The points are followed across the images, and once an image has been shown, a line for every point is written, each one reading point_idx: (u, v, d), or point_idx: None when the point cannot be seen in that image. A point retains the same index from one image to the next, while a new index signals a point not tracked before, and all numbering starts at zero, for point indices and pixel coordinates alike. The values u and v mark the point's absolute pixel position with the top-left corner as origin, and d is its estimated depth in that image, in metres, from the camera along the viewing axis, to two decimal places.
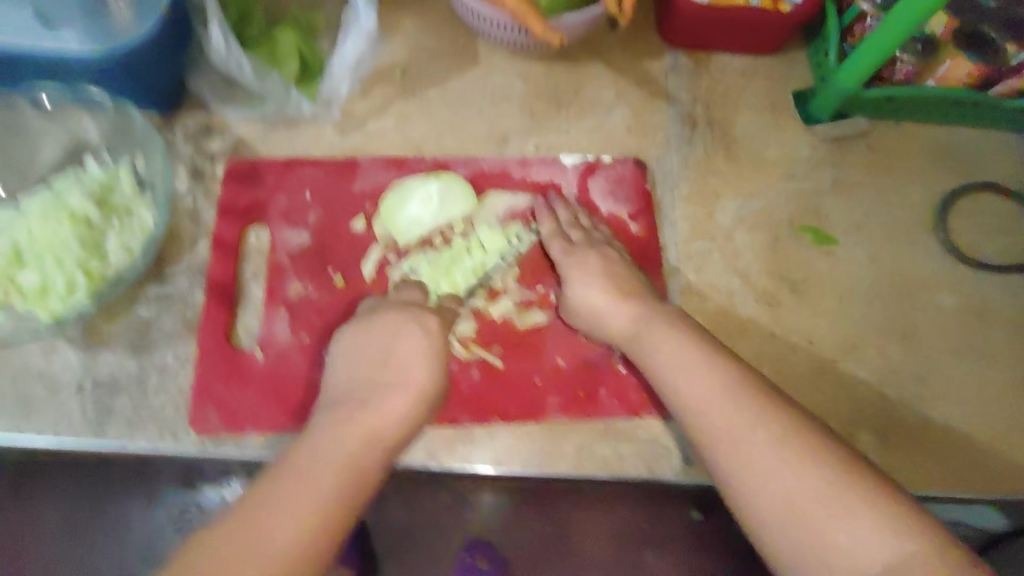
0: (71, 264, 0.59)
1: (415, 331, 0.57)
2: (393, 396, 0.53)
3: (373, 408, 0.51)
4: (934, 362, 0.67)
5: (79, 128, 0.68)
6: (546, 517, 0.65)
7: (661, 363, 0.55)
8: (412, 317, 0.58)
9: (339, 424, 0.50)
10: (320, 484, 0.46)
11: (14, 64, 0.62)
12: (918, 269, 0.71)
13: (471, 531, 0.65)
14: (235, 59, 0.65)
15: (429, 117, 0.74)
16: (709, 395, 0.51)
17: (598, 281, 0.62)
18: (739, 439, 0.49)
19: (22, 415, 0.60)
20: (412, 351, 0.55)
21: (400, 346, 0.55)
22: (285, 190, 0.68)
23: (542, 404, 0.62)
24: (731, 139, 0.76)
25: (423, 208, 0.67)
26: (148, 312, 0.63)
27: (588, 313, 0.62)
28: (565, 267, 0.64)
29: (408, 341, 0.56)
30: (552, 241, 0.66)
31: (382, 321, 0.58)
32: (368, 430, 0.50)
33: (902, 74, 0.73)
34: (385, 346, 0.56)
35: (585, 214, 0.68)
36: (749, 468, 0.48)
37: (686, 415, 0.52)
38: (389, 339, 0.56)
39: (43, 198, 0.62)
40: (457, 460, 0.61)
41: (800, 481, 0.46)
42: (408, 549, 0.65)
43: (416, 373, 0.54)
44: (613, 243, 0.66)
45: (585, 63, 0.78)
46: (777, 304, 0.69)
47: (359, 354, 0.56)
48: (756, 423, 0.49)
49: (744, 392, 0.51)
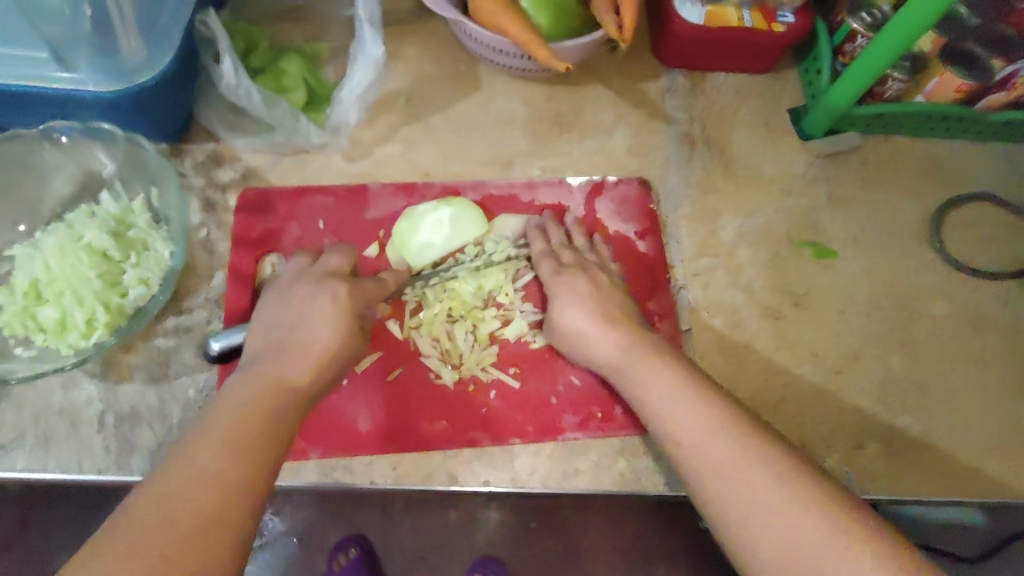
0: (89, 299, 0.60)
1: (325, 298, 0.57)
2: (297, 357, 0.53)
3: (279, 365, 0.52)
4: (933, 370, 0.69)
5: (94, 163, 0.68)
6: (551, 531, 0.70)
7: (650, 394, 0.56)
8: (322, 283, 0.58)
9: (246, 380, 0.51)
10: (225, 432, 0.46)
11: (29, 101, 0.63)
12: (915, 279, 0.73)
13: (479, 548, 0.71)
14: (244, 86, 0.66)
15: (434, 142, 0.75)
16: (696, 427, 0.52)
17: (585, 306, 0.62)
18: (730, 474, 0.49)
19: (44, 451, 0.60)
20: (318, 316, 0.55)
21: (312, 311, 0.56)
22: (297, 218, 0.69)
23: (559, 423, 0.64)
24: (729, 157, 0.78)
25: (434, 233, 0.68)
26: (168, 344, 0.64)
27: (572, 337, 0.62)
28: (553, 289, 0.64)
29: (317, 308, 0.56)
30: (541, 260, 0.66)
31: (295, 290, 0.58)
32: (271, 385, 0.51)
33: (892, 91, 0.75)
34: (295, 313, 0.56)
35: (581, 234, 0.69)
36: (745, 510, 0.47)
37: (677, 446, 0.52)
38: (300, 309, 0.56)
39: (60, 233, 0.62)
40: (479, 481, 0.62)
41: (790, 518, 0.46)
42: (418, 566, 0.72)
43: (318, 338, 0.54)
44: (603, 267, 0.66)
45: (584, 85, 0.80)
46: (780, 317, 0.71)
47: (268, 326, 0.56)
48: (752, 457, 0.49)
49: (732, 423, 0.51)
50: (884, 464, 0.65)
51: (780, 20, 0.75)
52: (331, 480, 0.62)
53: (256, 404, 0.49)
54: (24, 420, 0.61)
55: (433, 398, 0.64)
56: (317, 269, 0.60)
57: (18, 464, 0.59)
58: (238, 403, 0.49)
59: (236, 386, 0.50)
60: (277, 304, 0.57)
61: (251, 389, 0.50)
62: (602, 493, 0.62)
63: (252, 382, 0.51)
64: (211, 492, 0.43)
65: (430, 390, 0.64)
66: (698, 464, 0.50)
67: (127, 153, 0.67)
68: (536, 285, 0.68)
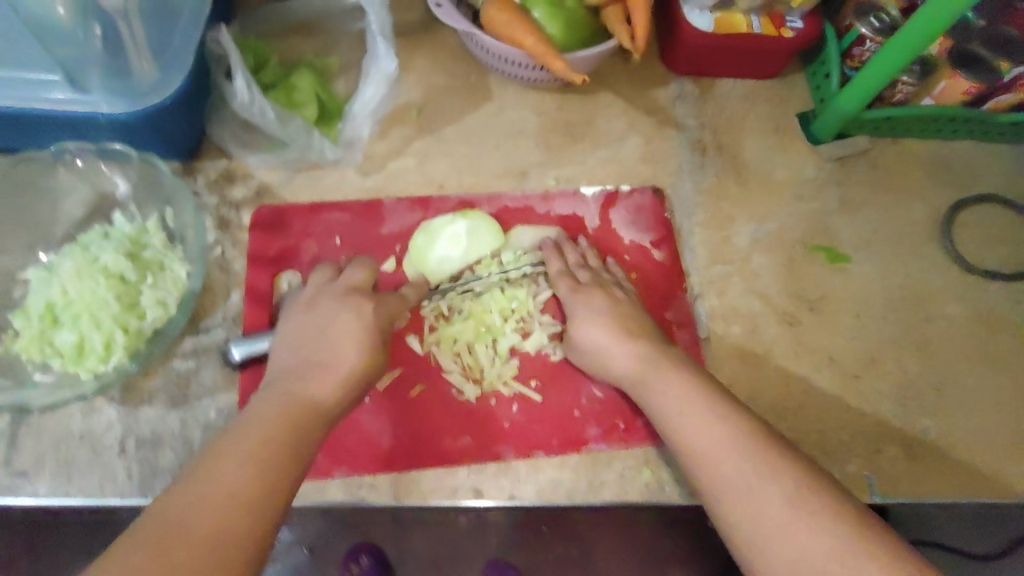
0: (107, 322, 0.60)
1: (348, 315, 0.57)
2: (322, 374, 0.53)
3: (304, 381, 0.52)
4: (949, 372, 0.70)
5: (107, 184, 0.68)
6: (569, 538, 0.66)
7: (669, 409, 0.56)
8: (347, 301, 0.58)
9: (276, 394, 0.51)
10: (252, 446, 0.47)
11: (39, 121, 0.62)
12: (927, 281, 0.74)
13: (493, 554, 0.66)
14: (258, 103, 0.65)
15: (448, 155, 0.75)
16: (716, 438, 0.51)
17: (604, 321, 0.62)
18: (750, 492, 0.48)
19: (66, 477, 0.59)
20: (343, 333, 0.55)
21: (334, 329, 0.55)
22: (313, 235, 0.69)
23: (583, 436, 0.64)
24: (740, 164, 0.78)
25: (452, 247, 0.68)
26: (187, 366, 0.63)
27: (596, 356, 0.62)
28: (572, 306, 0.64)
29: (340, 325, 0.56)
30: (558, 280, 0.66)
31: (318, 308, 0.58)
32: (300, 400, 0.51)
33: (902, 95, 0.76)
34: (321, 327, 0.56)
35: (596, 256, 0.69)
36: (770, 523, 0.47)
37: (696, 463, 0.52)
38: (325, 323, 0.56)
39: (76, 256, 0.62)
40: (506, 496, 0.62)
41: (810, 539, 0.45)
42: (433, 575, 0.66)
43: (345, 355, 0.54)
44: (621, 284, 0.67)
45: (594, 94, 0.80)
46: (796, 322, 0.71)
47: (295, 338, 0.56)
48: (772, 474, 0.48)
49: (753, 440, 0.51)
50: (905, 467, 0.65)
51: (788, 26, 0.76)
52: (357, 497, 0.62)
53: (285, 415, 0.49)
54: (44, 447, 0.60)
55: (455, 413, 0.64)
56: (341, 284, 0.60)
57: (40, 491, 0.59)
58: (268, 413, 0.49)
59: (265, 400, 0.51)
60: (303, 318, 0.57)
61: (279, 402, 0.50)
62: (629, 503, 0.63)
63: (280, 397, 0.51)
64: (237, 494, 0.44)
65: (452, 406, 0.64)
66: (718, 482, 0.50)
67: (141, 173, 0.68)
68: (556, 300, 0.68)
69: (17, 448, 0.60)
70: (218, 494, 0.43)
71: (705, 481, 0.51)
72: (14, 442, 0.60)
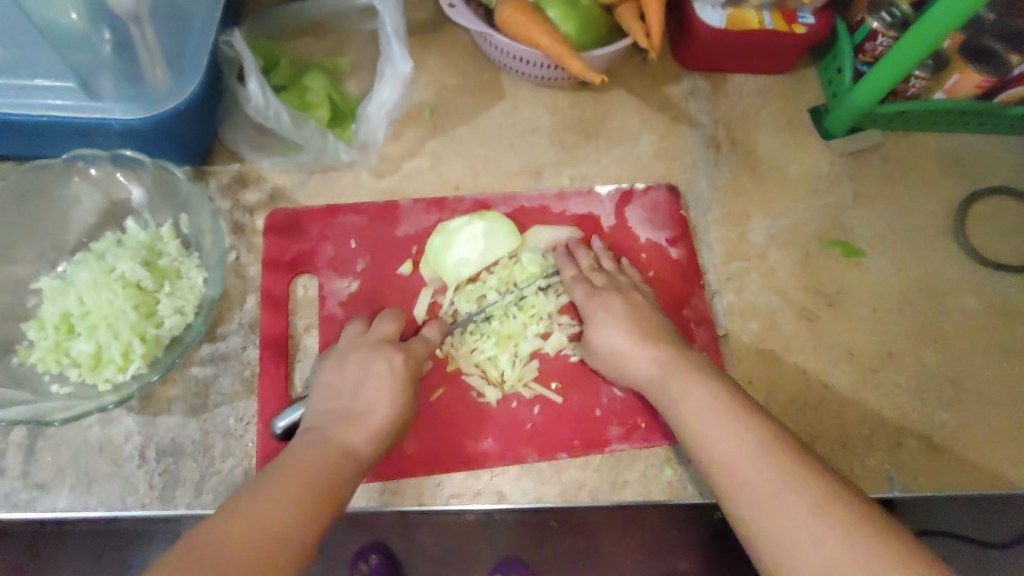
0: (125, 332, 0.59)
1: (383, 365, 0.58)
2: (359, 425, 0.54)
3: (344, 431, 0.53)
4: (967, 365, 0.70)
5: (118, 190, 0.67)
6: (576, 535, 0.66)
7: (694, 416, 0.55)
8: (381, 351, 0.59)
9: (316, 441, 0.52)
10: (283, 495, 0.46)
11: (50, 130, 0.62)
12: (942, 274, 0.74)
13: (501, 551, 0.66)
14: (273, 107, 0.65)
15: (463, 155, 0.74)
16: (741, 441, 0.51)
17: (625, 331, 0.61)
18: (780, 505, 0.48)
19: (85, 489, 0.59)
20: (379, 384, 0.56)
21: (371, 379, 0.57)
22: (329, 238, 0.68)
23: (605, 436, 0.64)
24: (754, 159, 0.78)
25: (470, 249, 0.67)
26: (204, 373, 0.63)
27: (613, 364, 0.62)
28: (595, 312, 0.63)
29: (374, 378, 0.57)
30: (573, 284, 0.66)
31: (350, 360, 0.59)
32: (339, 448, 0.52)
33: (913, 89, 0.76)
34: (356, 381, 0.57)
35: (610, 258, 0.68)
36: (795, 529, 0.46)
37: (723, 479, 0.52)
38: (360, 375, 0.57)
39: (92, 265, 0.62)
40: (529, 498, 0.62)
41: (845, 553, 0.45)
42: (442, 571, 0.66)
43: (381, 407, 0.55)
44: (637, 287, 0.66)
45: (607, 91, 0.79)
46: (814, 318, 0.71)
47: (328, 392, 0.57)
48: (802, 485, 0.48)
49: (784, 448, 0.51)
50: (925, 461, 0.66)
51: (801, 21, 0.75)
52: (380, 504, 0.61)
53: (327, 461, 0.50)
54: (63, 459, 0.60)
55: (477, 416, 0.64)
56: (370, 337, 0.61)
57: (60, 505, 0.58)
58: (312, 459, 0.50)
59: (307, 446, 0.51)
60: (335, 373, 0.58)
61: (320, 451, 0.51)
62: (649, 502, 0.63)
63: (321, 445, 0.52)
64: (285, 539, 0.44)
65: (475, 409, 0.64)
66: (744, 496, 0.50)
67: (154, 178, 0.66)
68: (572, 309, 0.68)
69: (35, 461, 0.59)
70: (264, 526, 0.44)
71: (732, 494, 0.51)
72: (32, 454, 0.60)
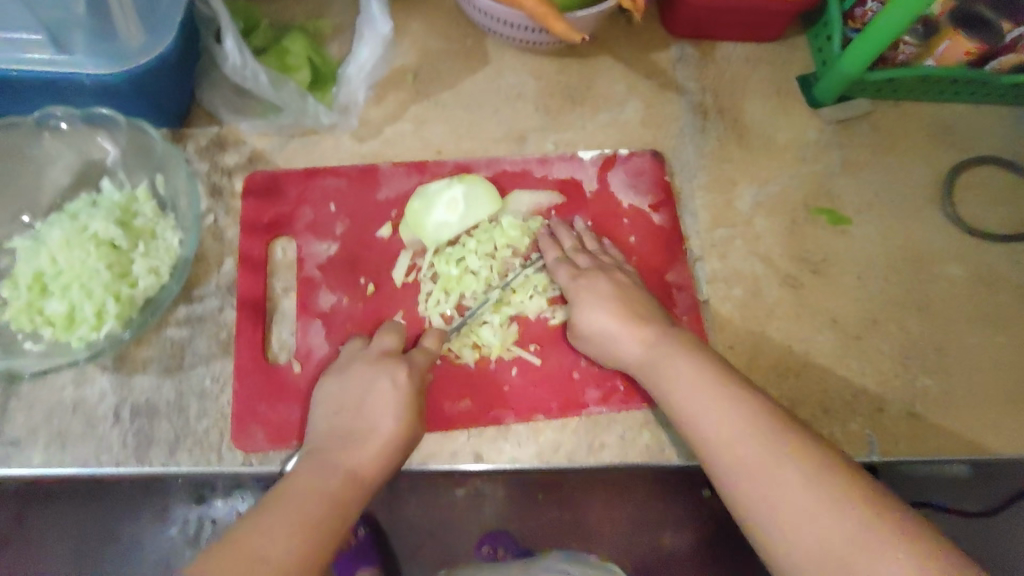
0: (99, 292, 0.58)
1: (383, 383, 0.57)
2: (357, 448, 0.54)
3: (345, 453, 0.53)
4: (952, 334, 0.69)
5: (95, 150, 0.66)
6: (563, 504, 0.72)
7: (679, 398, 0.55)
8: (380, 367, 0.58)
9: (313, 471, 0.52)
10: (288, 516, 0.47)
11: (23, 87, 0.61)
12: (929, 243, 0.73)
13: (490, 524, 0.71)
14: (251, 68, 0.64)
15: (445, 120, 0.74)
16: (724, 423, 0.51)
17: (609, 304, 0.60)
18: (773, 478, 0.48)
19: (60, 448, 0.59)
20: (379, 406, 0.56)
21: (371, 402, 0.56)
22: (309, 202, 0.68)
23: (583, 399, 0.63)
24: (741, 127, 0.77)
25: (450, 212, 0.66)
26: (180, 335, 0.62)
27: (597, 338, 0.61)
28: (574, 292, 0.62)
29: (376, 394, 0.57)
30: (557, 267, 0.64)
31: (353, 375, 0.58)
32: (338, 472, 0.52)
33: (903, 55, 0.75)
34: (356, 401, 0.57)
35: (593, 238, 0.67)
36: (781, 506, 0.47)
37: (713, 458, 0.52)
38: (360, 391, 0.57)
39: (65, 224, 0.61)
40: (504, 459, 0.62)
41: (834, 528, 0.45)
42: (427, 542, 0.72)
43: (381, 424, 0.55)
44: (621, 267, 0.65)
45: (593, 58, 0.78)
46: (799, 285, 0.70)
47: (328, 412, 0.57)
48: (792, 459, 0.48)
49: (775, 419, 0.51)
50: (906, 428, 0.65)
51: None
52: None
53: (321, 488, 0.50)
54: (37, 419, 0.59)
55: (453, 378, 0.63)
56: (371, 352, 0.60)
57: (33, 462, 0.58)
58: (306, 486, 0.50)
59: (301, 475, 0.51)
60: (338, 386, 0.58)
61: (320, 475, 0.51)
62: (630, 465, 0.62)
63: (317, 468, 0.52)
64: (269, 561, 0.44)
65: (452, 370, 0.63)
66: (729, 473, 0.50)
67: (131, 139, 0.66)
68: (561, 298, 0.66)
69: (8, 420, 0.59)
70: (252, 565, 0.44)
71: (721, 474, 0.51)
72: (5, 412, 0.59)
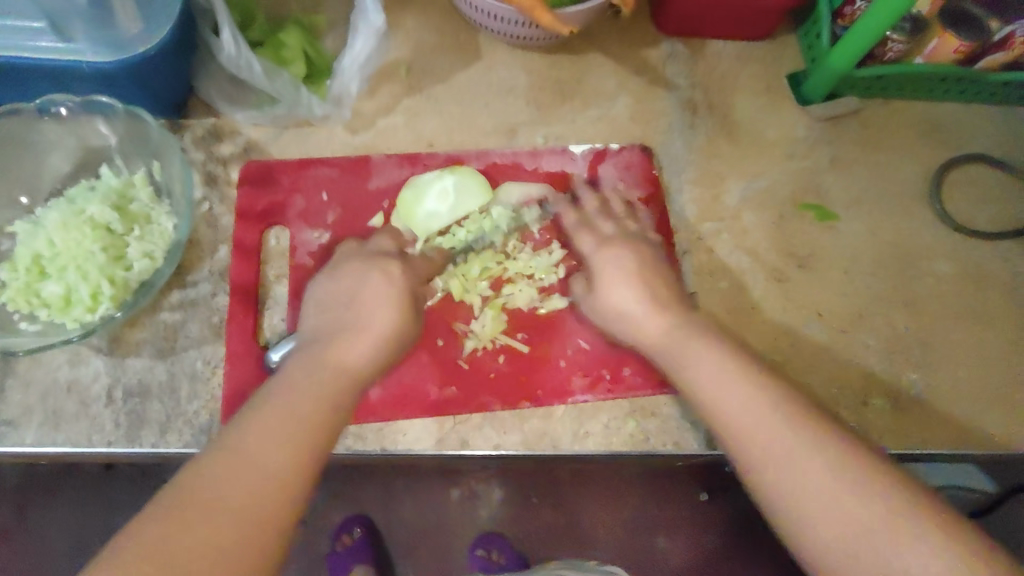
0: (94, 273, 0.60)
1: (376, 278, 0.57)
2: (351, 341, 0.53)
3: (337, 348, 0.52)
4: (937, 328, 0.70)
5: (94, 137, 0.68)
6: (556, 506, 0.82)
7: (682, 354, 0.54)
8: (374, 264, 0.59)
9: (309, 362, 0.51)
10: (282, 420, 0.45)
11: (24, 75, 0.62)
12: (915, 239, 0.74)
13: (484, 526, 0.83)
14: (245, 57, 0.65)
15: (437, 113, 0.75)
16: (725, 380, 0.50)
17: (610, 267, 0.61)
18: (768, 440, 0.47)
19: (54, 428, 0.60)
20: (374, 296, 0.56)
21: (363, 293, 0.56)
22: (302, 191, 0.69)
23: (568, 387, 0.64)
24: (731, 123, 0.78)
25: (440, 202, 0.67)
26: (174, 318, 0.64)
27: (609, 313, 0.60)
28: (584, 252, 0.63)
29: (367, 288, 0.56)
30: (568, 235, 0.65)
31: (345, 271, 0.59)
32: (334, 369, 0.50)
33: (893, 53, 0.74)
34: (351, 292, 0.57)
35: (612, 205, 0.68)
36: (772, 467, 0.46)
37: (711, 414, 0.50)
38: (351, 287, 0.57)
39: (62, 209, 0.63)
40: (489, 446, 0.62)
41: (831, 486, 0.44)
42: (422, 540, 0.84)
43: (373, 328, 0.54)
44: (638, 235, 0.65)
45: (585, 54, 0.79)
46: (785, 279, 0.71)
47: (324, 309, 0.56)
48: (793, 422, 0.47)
49: None
50: (889, 421, 0.65)
51: None
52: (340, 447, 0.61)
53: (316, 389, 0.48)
54: (32, 398, 0.61)
55: (440, 364, 0.64)
56: (369, 250, 0.62)
57: (27, 441, 0.59)
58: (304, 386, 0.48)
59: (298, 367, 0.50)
60: (329, 282, 0.59)
61: (318, 367, 0.50)
62: (616, 454, 0.62)
63: (310, 367, 0.50)
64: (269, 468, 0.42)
65: (440, 354, 0.65)
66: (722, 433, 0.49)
67: (129, 126, 0.67)
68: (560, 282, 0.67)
69: (5, 399, 0.61)
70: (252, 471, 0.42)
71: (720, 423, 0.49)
72: (3, 392, 0.61)
